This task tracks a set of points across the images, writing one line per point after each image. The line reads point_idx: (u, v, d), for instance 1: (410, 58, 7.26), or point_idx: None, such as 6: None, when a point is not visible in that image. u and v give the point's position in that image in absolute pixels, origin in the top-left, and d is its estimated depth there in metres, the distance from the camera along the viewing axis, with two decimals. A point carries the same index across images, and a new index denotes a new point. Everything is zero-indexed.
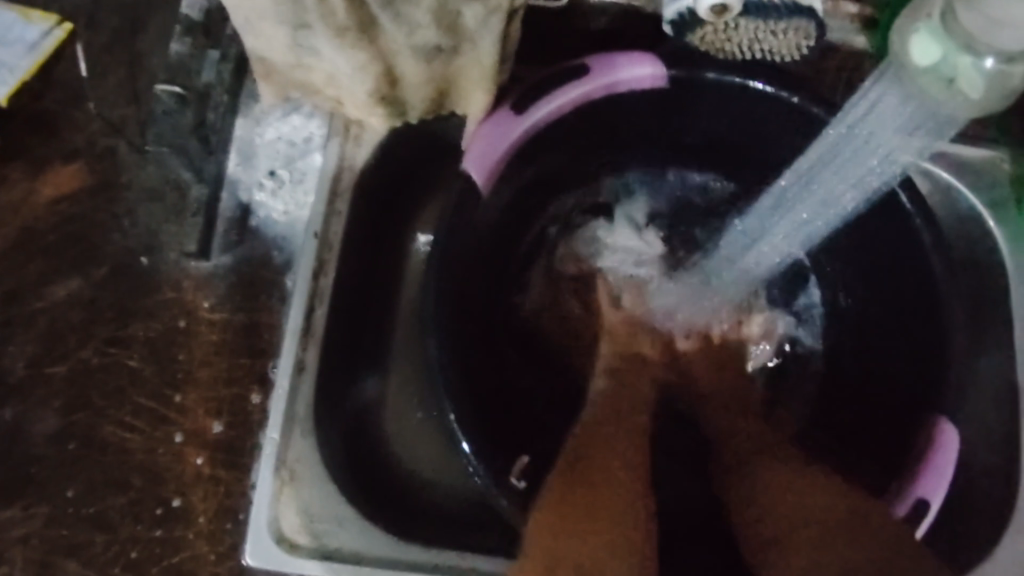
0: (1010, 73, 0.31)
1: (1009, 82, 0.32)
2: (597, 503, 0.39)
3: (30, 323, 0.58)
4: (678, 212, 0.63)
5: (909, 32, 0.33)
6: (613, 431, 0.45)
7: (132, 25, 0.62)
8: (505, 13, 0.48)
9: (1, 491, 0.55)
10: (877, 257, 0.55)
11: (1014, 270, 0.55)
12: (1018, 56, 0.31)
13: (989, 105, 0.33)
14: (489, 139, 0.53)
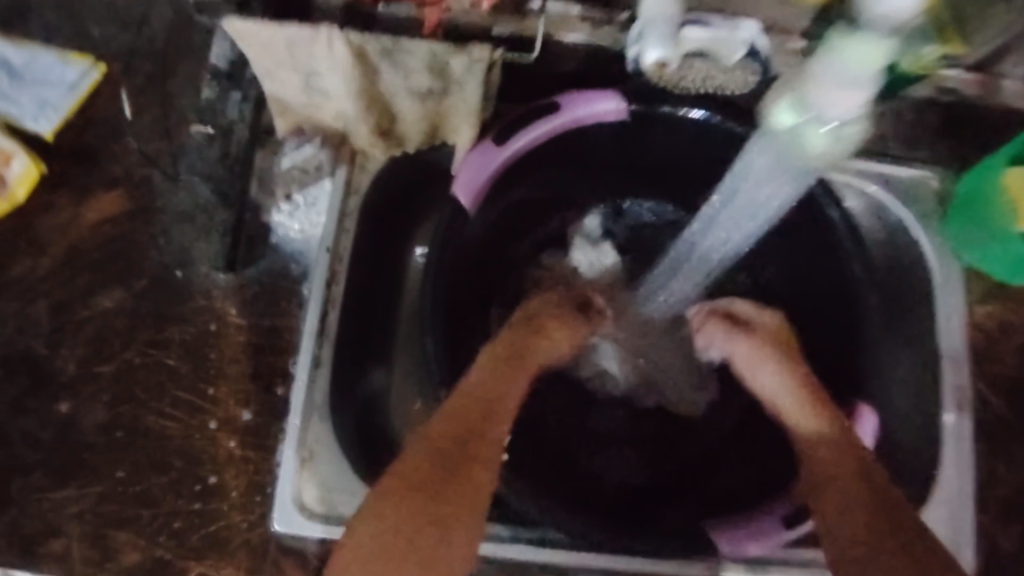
0: (846, 131, 0.44)
1: (847, 136, 0.45)
2: (416, 526, 0.42)
3: (79, 329, 0.67)
4: (635, 237, 0.72)
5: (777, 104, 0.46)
6: (478, 437, 0.46)
7: (163, 70, 0.71)
8: (486, 64, 0.60)
9: (60, 473, 0.64)
10: (802, 260, 0.67)
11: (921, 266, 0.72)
12: (849, 119, 0.44)
13: (836, 153, 0.46)
14: (474, 167, 0.63)
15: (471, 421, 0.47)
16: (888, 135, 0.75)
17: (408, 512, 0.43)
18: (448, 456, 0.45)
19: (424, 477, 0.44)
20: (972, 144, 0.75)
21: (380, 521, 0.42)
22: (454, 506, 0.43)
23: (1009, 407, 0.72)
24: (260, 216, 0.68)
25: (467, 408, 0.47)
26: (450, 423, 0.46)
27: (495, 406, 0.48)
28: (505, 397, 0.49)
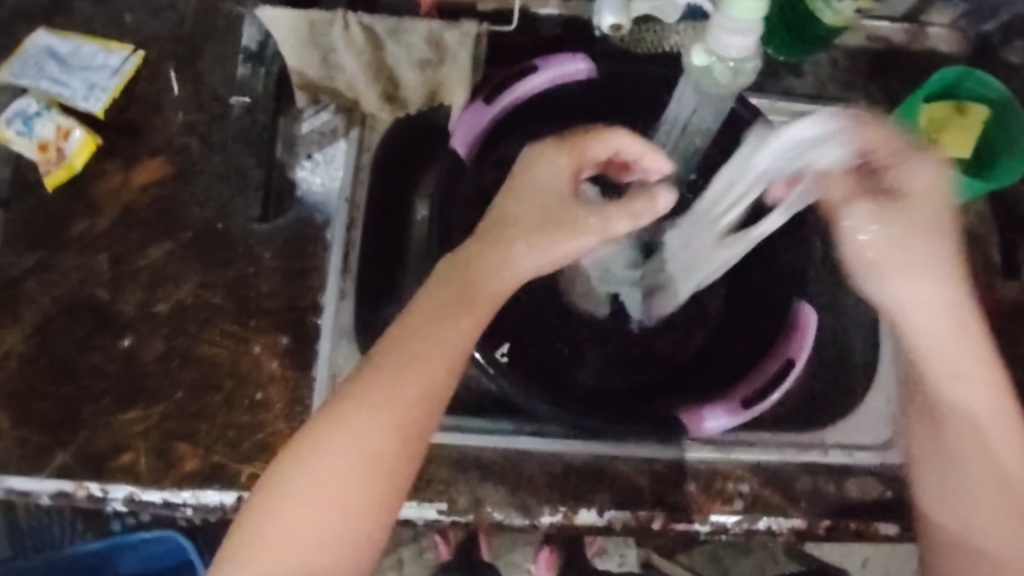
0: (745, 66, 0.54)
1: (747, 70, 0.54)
2: (369, 433, 0.58)
3: (136, 276, 0.78)
4: None
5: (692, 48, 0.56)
6: (431, 348, 0.60)
7: (193, 51, 0.82)
8: (474, 38, 0.73)
9: (125, 398, 0.75)
10: None
11: None
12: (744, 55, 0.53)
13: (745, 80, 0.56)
14: (469, 122, 0.75)
15: (418, 338, 0.60)
16: (827, 79, 0.86)
17: (361, 425, 0.58)
18: (391, 379, 0.59)
19: (358, 395, 0.59)
20: (899, 82, 0.86)
21: (320, 433, 0.58)
22: (394, 417, 0.58)
23: None
24: (286, 173, 0.79)
25: (402, 336, 0.60)
26: (403, 334, 0.60)
27: (446, 319, 0.60)
28: (449, 317, 0.60)
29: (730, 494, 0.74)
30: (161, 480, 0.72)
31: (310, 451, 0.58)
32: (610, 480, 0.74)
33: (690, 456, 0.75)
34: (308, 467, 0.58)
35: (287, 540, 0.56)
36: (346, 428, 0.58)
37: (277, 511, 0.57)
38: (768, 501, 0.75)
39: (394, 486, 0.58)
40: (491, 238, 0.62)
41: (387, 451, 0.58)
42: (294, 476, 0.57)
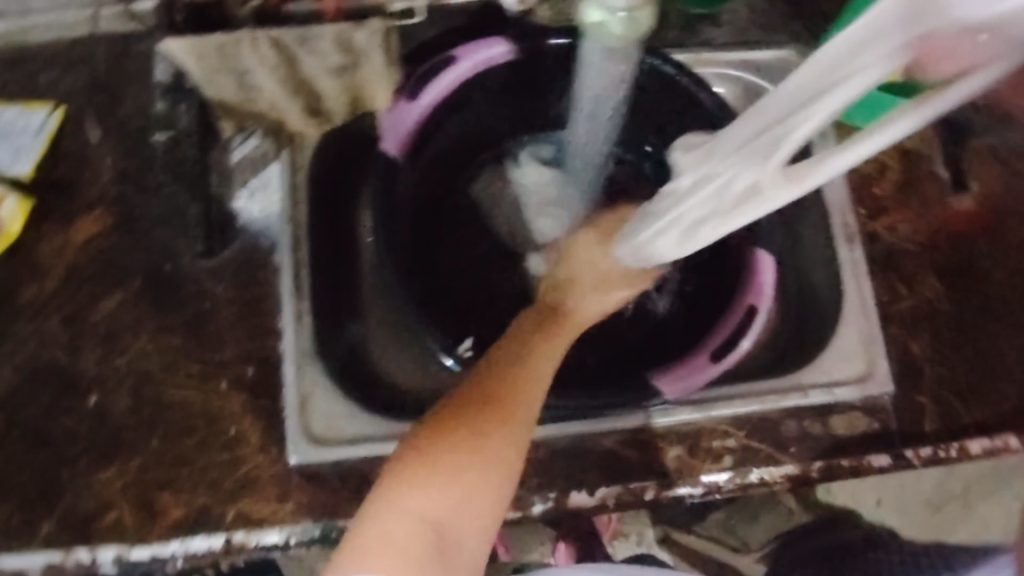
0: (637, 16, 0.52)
1: (640, 20, 0.53)
2: (478, 445, 0.55)
3: (93, 331, 0.76)
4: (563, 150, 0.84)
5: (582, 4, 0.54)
6: (527, 385, 0.58)
7: (113, 97, 0.81)
8: (382, 32, 0.75)
9: (100, 456, 0.73)
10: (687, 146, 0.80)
11: None
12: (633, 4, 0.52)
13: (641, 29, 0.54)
14: (395, 122, 0.75)
15: (516, 374, 0.59)
16: (747, 24, 0.86)
17: (478, 438, 0.55)
18: (503, 414, 0.56)
19: (462, 418, 0.56)
20: (819, 17, 0.86)
21: (448, 440, 0.55)
22: (504, 437, 0.56)
23: (892, 234, 0.82)
24: (225, 205, 0.78)
25: (506, 379, 0.58)
26: (498, 379, 0.58)
27: (543, 355, 0.61)
28: (537, 357, 0.60)
29: (719, 452, 0.74)
30: (150, 533, 0.71)
31: (431, 463, 0.54)
32: (596, 457, 0.73)
33: (659, 420, 0.74)
34: (444, 475, 0.54)
35: (415, 525, 0.52)
36: (458, 438, 0.55)
37: (414, 493, 0.53)
38: (755, 452, 0.74)
39: (497, 503, 0.55)
40: (560, 306, 0.66)
41: (494, 465, 0.55)
42: (402, 500, 0.53)
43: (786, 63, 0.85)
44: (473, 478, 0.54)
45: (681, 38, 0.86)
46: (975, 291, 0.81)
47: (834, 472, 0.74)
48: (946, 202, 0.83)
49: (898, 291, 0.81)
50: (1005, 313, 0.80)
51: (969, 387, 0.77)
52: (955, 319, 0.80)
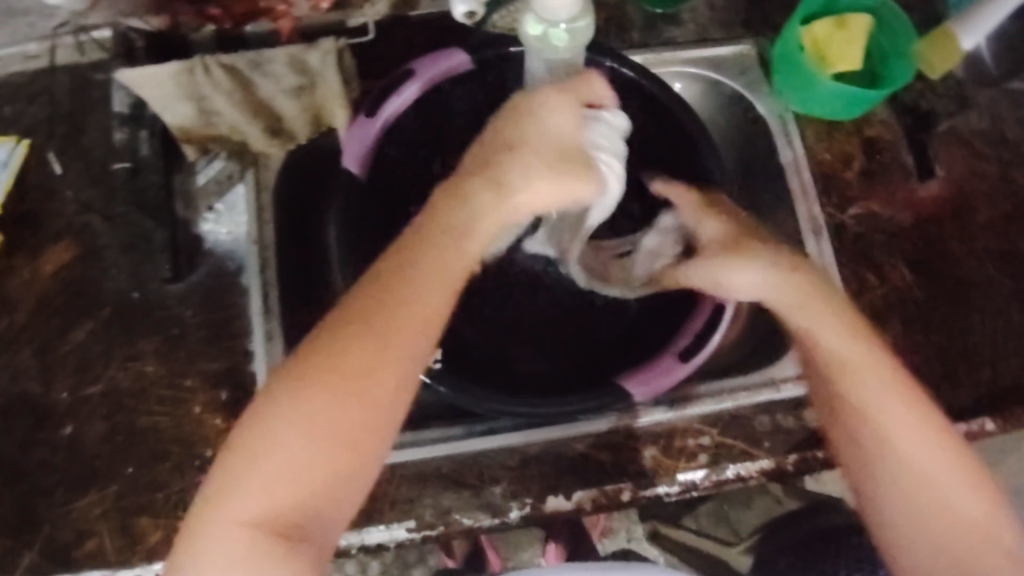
0: (576, 28, 0.53)
1: (580, 30, 0.53)
2: (369, 370, 0.50)
3: (64, 361, 0.76)
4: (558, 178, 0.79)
5: (523, 14, 0.54)
6: (405, 317, 0.51)
7: (75, 127, 0.81)
8: (335, 53, 0.75)
9: (76, 485, 0.73)
10: (658, 143, 0.79)
11: (766, 112, 0.84)
12: (575, 17, 0.52)
13: (582, 39, 0.55)
14: (358, 138, 0.75)
15: (430, 279, 0.52)
16: (707, 22, 0.85)
17: (372, 358, 0.50)
18: (400, 329, 0.51)
19: (338, 347, 0.50)
20: (778, 12, 0.86)
21: (337, 372, 0.49)
22: (392, 368, 0.50)
23: (860, 222, 0.82)
24: (190, 229, 0.78)
25: (424, 258, 0.53)
26: (385, 289, 0.51)
27: (459, 261, 0.53)
28: (457, 248, 0.53)
29: (693, 450, 0.74)
30: (129, 558, 0.71)
31: (312, 394, 0.49)
32: (567, 462, 0.73)
33: (643, 420, 0.74)
34: (312, 409, 0.49)
35: (292, 462, 0.48)
36: (356, 370, 0.50)
37: (293, 428, 0.48)
38: (730, 449, 0.74)
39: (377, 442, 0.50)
40: (486, 172, 0.55)
41: (376, 409, 0.50)
42: (245, 471, 0.48)
43: (742, 58, 0.85)
44: (326, 453, 0.48)
45: (642, 39, 0.84)
46: (946, 277, 0.81)
47: (809, 465, 0.74)
48: (914, 189, 0.83)
49: (868, 279, 0.81)
50: (975, 299, 0.80)
51: (942, 374, 0.78)
52: (925, 307, 0.80)
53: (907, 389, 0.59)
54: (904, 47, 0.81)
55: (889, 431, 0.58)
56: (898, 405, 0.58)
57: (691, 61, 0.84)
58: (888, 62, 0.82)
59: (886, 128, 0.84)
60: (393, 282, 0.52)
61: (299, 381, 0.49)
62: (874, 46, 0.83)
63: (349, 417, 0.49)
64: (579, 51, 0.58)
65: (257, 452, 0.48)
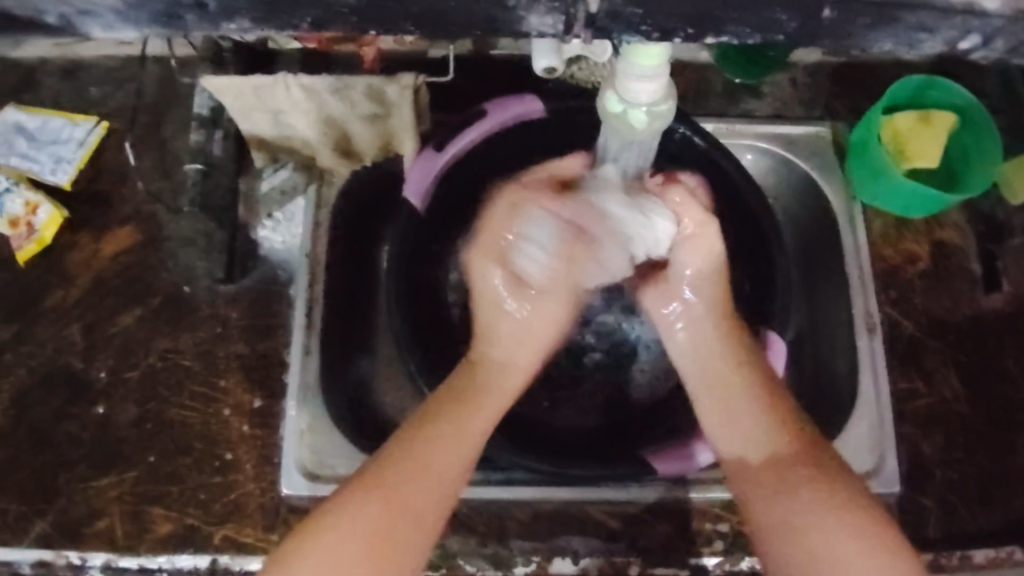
0: (659, 110, 0.51)
1: (661, 111, 0.51)
2: (377, 522, 0.54)
3: (107, 344, 0.78)
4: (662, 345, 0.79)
5: (604, 86, 0.53)
6: (457, 442, 0.58)
7: (157, 118, 0.83)
8: (413, 89, 0.72)
9: (100, 465, 0.75)
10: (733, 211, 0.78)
11: (834, 194, 0.81)
12: (656, 101, 0.51)
13: (665, 119, 0.53)
14: (423, 171, 0.74)
15: (415, 455, 0.57)
16: (789, 99, 0.84)
17: (382, 524, 0.54)
18: (395, 483, 0.55)
19: (433, 442, 0.57)
20: (863, 97, 0.84)
21: (338, 537, 0.53)
22: (372, 563, 0.53)
23: (917, 327, 0.80)
24: (248, 233, 0.80)
25: (460, 391, 0.61)
26: (457, 396, 0.60)
27: (464, 425, 0.59)
28: (486, 386, 0.61)
29: (709, 535, 0.73)
30: (136, 546, 0.72)
31: (313, 555, 0.53)
32: (580, 524, 0.73)
33: (693, 494, 0.74)
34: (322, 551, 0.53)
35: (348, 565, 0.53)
36: (350, 541, 0.53)
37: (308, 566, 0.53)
38: (746, 538, 0.73)
39: None
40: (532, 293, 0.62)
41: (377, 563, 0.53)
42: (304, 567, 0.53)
43: (818, 140, 0.82)
44: (375, 567, 0.53)
45: (721, 107, 0.83)
46: (996, 397, 0.78)
47: None
48: (977, 300, 0.81)
49: (916, 386, 0.78)
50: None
51: (977, 499, 0.75)
52: (970, 425, 0.77)
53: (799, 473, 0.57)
54: (987, 148, 0.79)
55: (814, 532, 0.54)
56: (841, 516, 0.54)
57: (767, 137, 0.82)
58: (969, 162, 0.80)
59: (957, 234, 0.82)
60: (465, 389, 0.61)
61: (359, 492, 0.55)
62: (957, 144, 0.80)
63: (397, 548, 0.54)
64: (656, 134, 0.57)
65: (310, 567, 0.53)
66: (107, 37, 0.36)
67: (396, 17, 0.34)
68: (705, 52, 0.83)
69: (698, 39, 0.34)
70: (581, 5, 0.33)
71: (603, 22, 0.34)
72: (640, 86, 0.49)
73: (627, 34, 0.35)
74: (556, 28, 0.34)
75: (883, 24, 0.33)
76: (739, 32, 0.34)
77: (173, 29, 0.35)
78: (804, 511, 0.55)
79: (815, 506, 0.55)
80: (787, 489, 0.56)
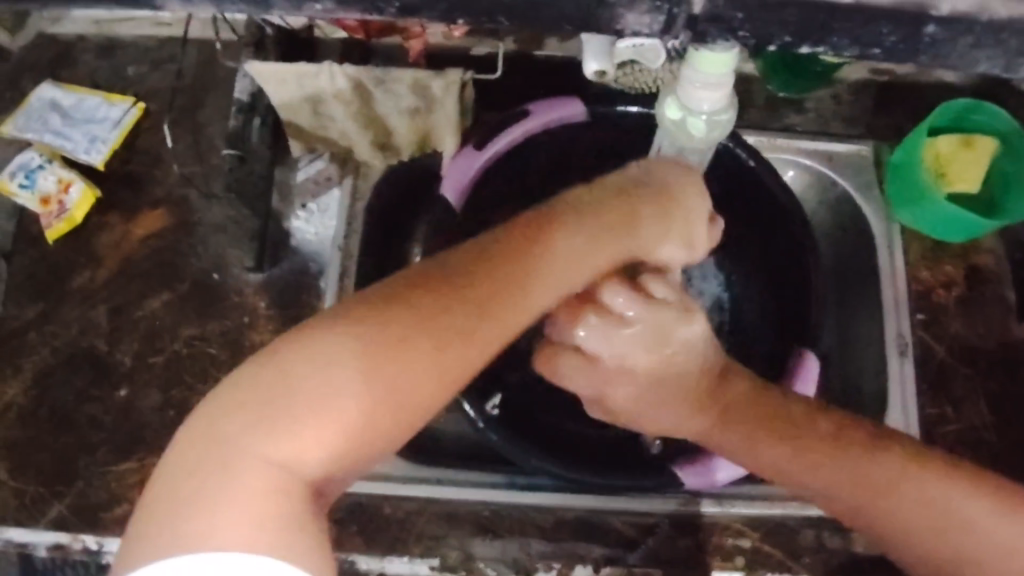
0: (719, 120, 0.51)
1: (721, 119, 0.51)
2: (402, 382, 0.42)
3: (134, 327, 0.77)
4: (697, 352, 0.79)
5: (665, 91, 0.52)
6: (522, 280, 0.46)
7: (194, 101, 0.83)
8: (459, 84, 0.72)
9: (121, 449, 0.74)
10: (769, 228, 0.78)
11: (870, 214, 0.80)
12: (718, 110, 0.50)
13: (723, 129, 0.52)
14: (461, 170, 0.74)
15: (485, 294, 0.45)
16: (830, 116, 0.83)
17: (375, 389, 0.42)
18: (418, 354, 0.43)
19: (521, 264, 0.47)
20: (905, 117, 0.83)
21: (372, 353, 0.42)
22: (397, 399, 0.42)
23: (950, 352, 0.79)
24: (281, 223, 0.80)
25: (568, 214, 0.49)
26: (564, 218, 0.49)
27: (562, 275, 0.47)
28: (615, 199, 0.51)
29: (731, 551, 0.72)
30: None
31: (333, 364, 0.41)
32: (602, 533, 0.72)
33: (707, 509, 0.73)
34: (283, 424, 0.40)
35: (362, 387, 0.41)
36: (381, 357, 0.42)
37: (260, 436, 0.40)
38: (769, 557, 0.72)
39: (396, 431, 0.43)
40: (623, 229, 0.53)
41: (410, 388, 0.43)
42: (309, 381, 0.41)
43: (858, 158, 0.82)
44: (411, 396, 0.43)
45: (762, 120, 0.83)
46: None
47: None
48: (1010, 328, 0.80)
49: (946, 412, 0.77)
50: None
51: None
52: (999, 454, 0.76)
53: (870, 455, 0.51)
54: None
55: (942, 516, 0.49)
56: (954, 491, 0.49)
57: (807, 154, 0.82)
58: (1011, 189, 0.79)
59: (993, 260, 0.81)
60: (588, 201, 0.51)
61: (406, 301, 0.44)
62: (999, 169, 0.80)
63: (439, 377, 0.44)
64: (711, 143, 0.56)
65: (313, 380, 0.41)
66: (184, 12, 0.35)
67: (488, 9, 0.34)
68: (749, 64, 0.83)
69: (793, 48, 0.33)
70: (681, 6, 0.32)
71: (701, 24, 0.33)
72: (703, 94, 0.48)
73: (721, 36, 0.34)
74: (652, 27, 0.33)
75: (984, 44, 0.32)
76: (838, 44, 0.33)
77: (257, 7, 0.34)
78: (918, 492, 0.50)
79: (913, 484, 0.50)
80: (874, 481, 0.51)
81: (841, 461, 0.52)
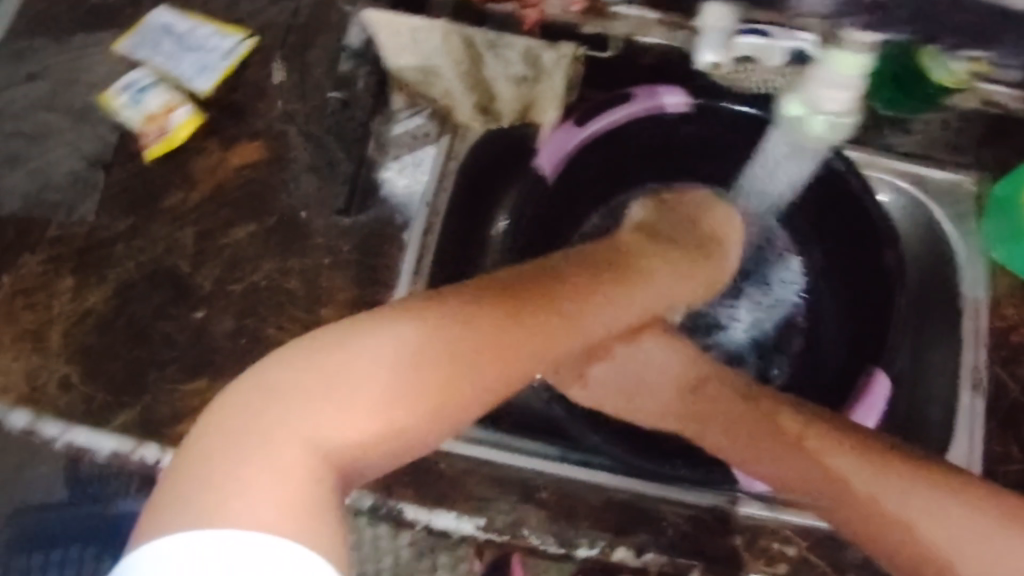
0: (841, 123, 0.54)
1: (843, 124, 0.54)
2: (415, 389, 0.55)
3: (218, 253, 0.79)
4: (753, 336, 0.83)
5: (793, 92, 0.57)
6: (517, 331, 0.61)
7: (304, 42, 0.84)
8: (570, 58, 0.77)
9: (191, 368, 0.76)
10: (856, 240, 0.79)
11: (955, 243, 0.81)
12: (842, 114, 0.54)
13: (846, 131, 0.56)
14: (560, 142, 0.75)
15: (463, 337, 0.59)
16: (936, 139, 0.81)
17: (401, 381, 0.55)
18: (424, 367, 0.56)
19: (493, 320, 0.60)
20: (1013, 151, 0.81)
21: (378, 360, 0.55)
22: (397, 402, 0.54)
23: None
24: (373, 171, 0.80)
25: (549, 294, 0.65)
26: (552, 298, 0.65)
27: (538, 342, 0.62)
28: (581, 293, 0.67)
29: (777, 558, 0.72)
30: None
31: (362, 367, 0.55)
32: (649, 519, 0.72)
33: (742, 511, 0.73)
34: (320, 415, 0.52)
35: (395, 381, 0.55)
36: (395, 364, 0.55)
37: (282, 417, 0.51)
38: (814, 570, 0.71)
39: (375, 434, 0.54)
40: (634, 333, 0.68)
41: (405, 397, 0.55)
42: (346, 376, 0.53)
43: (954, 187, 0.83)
44: (405, 404, 0.55)
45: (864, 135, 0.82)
46: None
47: None
48: None
49: None
50: None
51: None
52: None
53: (874, 466, 0.66)
54: None
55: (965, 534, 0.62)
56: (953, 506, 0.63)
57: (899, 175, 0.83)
58: None
59: None
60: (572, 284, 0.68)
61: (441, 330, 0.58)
62: None
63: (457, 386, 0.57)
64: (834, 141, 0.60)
65: (341, 377, 0.53)
66: None
67: None
68: None
69: None
70: None
71: None
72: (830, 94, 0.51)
73: None
74: None
75: None
76: None
77: None
78: (930, 511, 0.63)
79: (936, 516, 0.63)
80: (882, 493, 0.65)
81: (888, 474, 0.65)
